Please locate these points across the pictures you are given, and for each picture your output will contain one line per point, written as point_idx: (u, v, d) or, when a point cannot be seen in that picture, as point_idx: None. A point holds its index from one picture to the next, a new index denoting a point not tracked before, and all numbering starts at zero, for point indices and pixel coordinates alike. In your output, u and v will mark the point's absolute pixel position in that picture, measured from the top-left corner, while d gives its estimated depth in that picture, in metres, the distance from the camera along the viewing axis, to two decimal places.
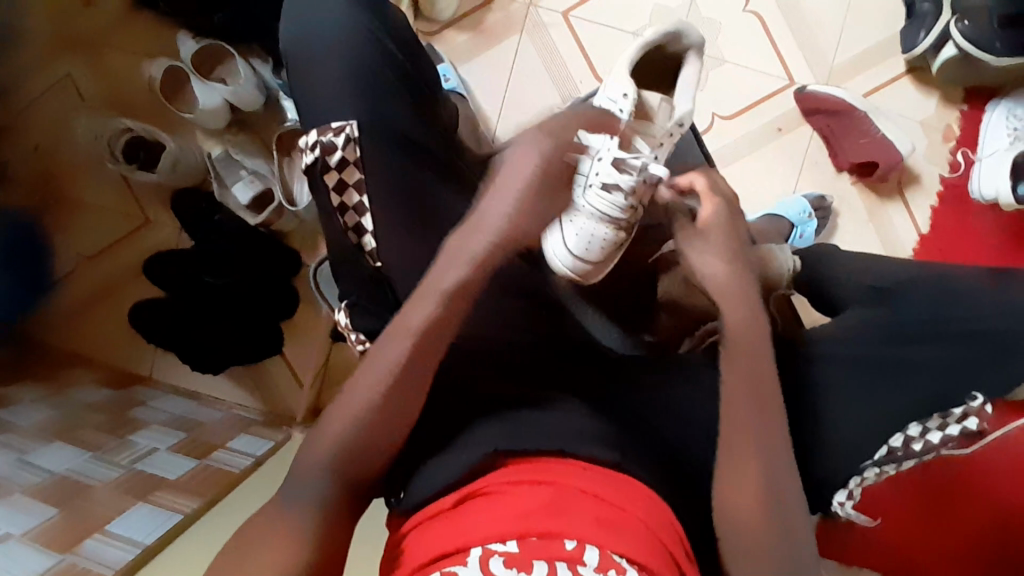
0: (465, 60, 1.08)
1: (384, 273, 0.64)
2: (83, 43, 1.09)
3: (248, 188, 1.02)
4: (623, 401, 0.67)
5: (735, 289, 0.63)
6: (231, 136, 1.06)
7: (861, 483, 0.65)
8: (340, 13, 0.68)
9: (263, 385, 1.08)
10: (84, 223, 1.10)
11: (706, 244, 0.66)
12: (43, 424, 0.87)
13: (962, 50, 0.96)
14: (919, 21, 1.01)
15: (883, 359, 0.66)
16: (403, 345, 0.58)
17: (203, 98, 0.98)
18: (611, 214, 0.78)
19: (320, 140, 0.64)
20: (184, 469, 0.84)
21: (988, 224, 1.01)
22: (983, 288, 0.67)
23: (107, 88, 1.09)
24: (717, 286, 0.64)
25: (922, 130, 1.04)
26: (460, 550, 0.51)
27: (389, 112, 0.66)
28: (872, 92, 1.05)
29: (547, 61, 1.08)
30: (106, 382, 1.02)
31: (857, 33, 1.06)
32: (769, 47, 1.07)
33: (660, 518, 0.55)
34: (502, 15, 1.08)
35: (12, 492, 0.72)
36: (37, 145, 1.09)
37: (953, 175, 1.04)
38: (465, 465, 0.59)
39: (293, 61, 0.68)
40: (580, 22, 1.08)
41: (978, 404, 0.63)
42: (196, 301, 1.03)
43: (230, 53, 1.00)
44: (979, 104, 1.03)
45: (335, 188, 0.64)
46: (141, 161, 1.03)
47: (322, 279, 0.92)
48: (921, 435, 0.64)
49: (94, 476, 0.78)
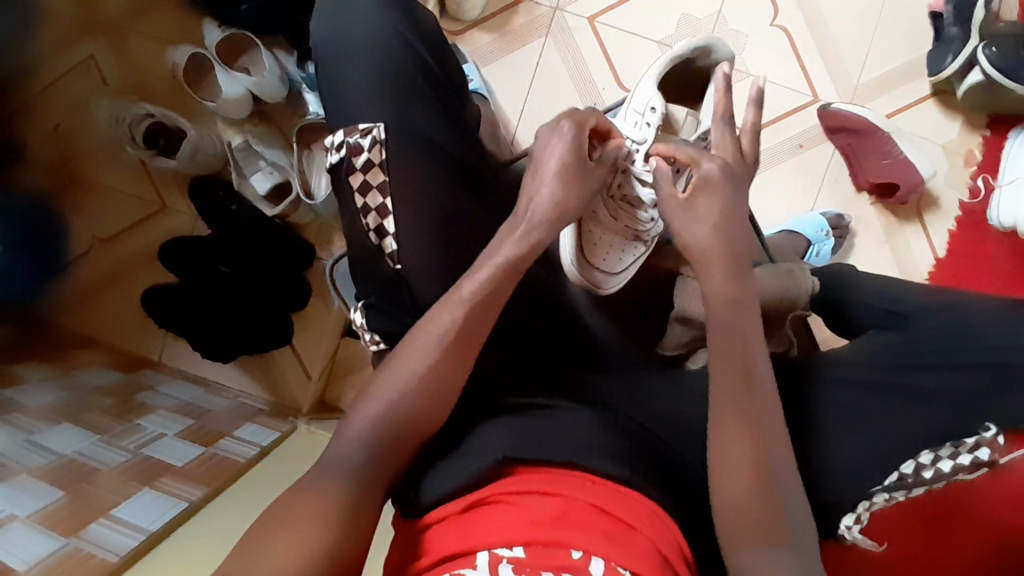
0: (488, 62, 1.08)
1: (402, 275, 0.64)
2: (107, 26, 1.09)
3: (266, 178, 1.02)
4: (634, 414, 0.67)
5: (723, 256, 0.61)
6: (250, 126, 1.05)
7: (870, 507, 0.65)
8: (371, 12, 0.67)
9: (270, 376, 1.08)
10: (101, 205, 1.10)
11: (699, 209, 0.63)
12: (52, 405, 0.87)
13: (988, 75, 0.95)
14: (947, 45, 1.00)
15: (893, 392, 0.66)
16: (425, 357, 0.59)
17: (226, 88, 0.97)
18: (629, 224, 0.79)
19: (347, 140, 0.64)
20: (190, 457, 0.84)
21: (1004, 251, 1.01)
22: (1000, 315, 0.66)
23: (130, 72, 1.09)
24: (701, 249, 0.62)
25: (944, 153, 1.04)
26: (467, 553, 0.51)
27: (416, 114, 0.66)
28: (894, 114, 1.05)
29: (570, 66, 1.07)
30: (115, 366, 1.02)
31: (884, 53, 1.05)
32: (794, 62, 1.06)
33: (666, 535, 0.55)
34: (527, 18, 1.08)
35: (18, 472, 0.73)
36: (57, 126, 1.09)
37: (972, 200, 1.03)
38: (473, 471, 0.59)
39: (322, 58, 0.68)
40: (605, 29, 1.07)
41: (991, 434, 0.63)
42: (210, 289, 1.03)
43: (254, 43, 1.00)
44: (1002, 131, 1.02)
45: (359, 188, 0.64)
46: (160, 147, 1.04)
47: (338, 278, 0.91)
48: (932, 463, 0.64)
49: (99, 460, 0.78)
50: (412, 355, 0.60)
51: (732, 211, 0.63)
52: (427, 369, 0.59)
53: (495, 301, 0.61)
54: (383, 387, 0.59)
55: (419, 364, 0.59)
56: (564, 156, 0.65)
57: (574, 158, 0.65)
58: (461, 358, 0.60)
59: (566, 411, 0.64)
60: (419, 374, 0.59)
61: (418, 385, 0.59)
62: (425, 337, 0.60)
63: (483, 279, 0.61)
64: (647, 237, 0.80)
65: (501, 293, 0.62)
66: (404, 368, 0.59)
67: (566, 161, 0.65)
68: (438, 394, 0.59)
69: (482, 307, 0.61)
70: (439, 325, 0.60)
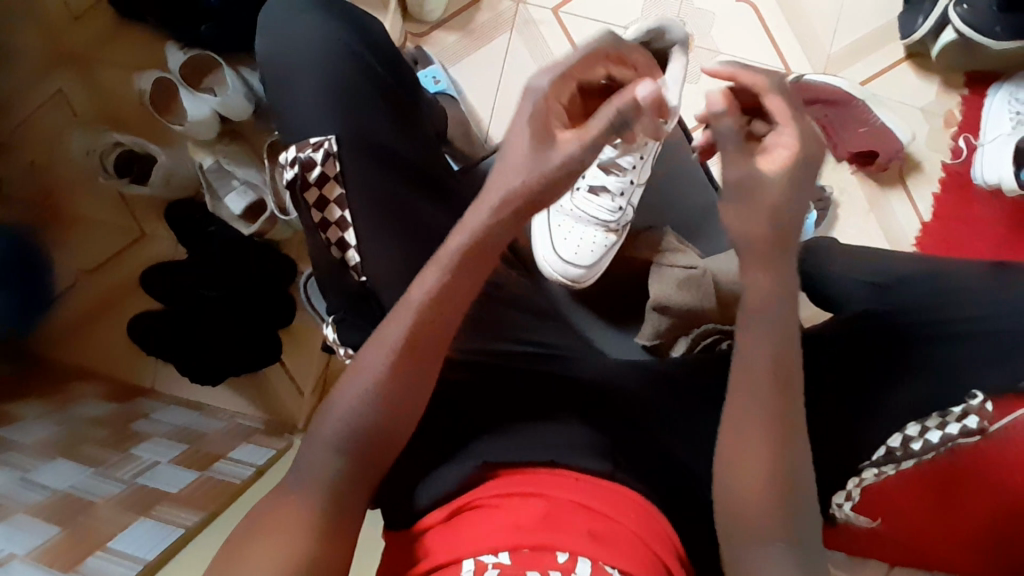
0: (455, 61, 1.07)
1: (369, 287, 0.63)
2: (72, 58, 1.09)
3: (241, 198, 1.01)
4: (616, 408, 0.66)
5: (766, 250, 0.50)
6: (221, 146, 1.04)
7: (860, 483, 0.65)
8: (314, 25, 0.67)
9: (263, 395, 1.07)
10: (80, 237, 1.10)
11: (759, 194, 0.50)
12: (46, 440, 0.87)
13: (961, 34, 0.93)
14: (917, 6, 0.99)
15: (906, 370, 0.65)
16: (373, 374, 0.54)
17: (191, 110, 0.97)
18: (600, 215, 0.80)
19: (300, 156, 0.63)
20: (186, 482, 0.84)
21: (991, 212, 1.00)
22: (984, 283, 0.65)
23: (98, 100, 1.09)
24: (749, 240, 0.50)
25: (923, 116, 1.02)
26: (453, 562, 0.51)
27: (368, 122, 0.65)
28: (869, 81, 1.03)
29: (538, 59, 1.06)
30: (109, 396, 1.02)
31: (854, 20, 1.04)
32: (764, 37, 1.04)
33: (654, 527, 0.54)
34: (491, 14, 1.07)
35: (15, 510, 0.73)
36: (32, 162, 1.10)
37: (955, 161, 1.02)
38: (456, 479, 0.59)
39: (271, 75, 0.67)
40: (570, 19, 1.06)
41: (978, 402, 0.62)
42: (194, 312, 1.03)
43: (218, 63, 1.00)
44: (980, 89, 1.01)
45: (317, 204, 0.64)
46: (133, 175, 1.03)
47: (311, 292, 0.95)
48: (919, 435, 0.64)
49: (94, 493, 0.78)
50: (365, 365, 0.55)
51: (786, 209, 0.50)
52: (387, 387, 0.54)
53: (451, 301, 0.55)
54: (346, 390, 0.55)
55: (379, 371, 0.54)
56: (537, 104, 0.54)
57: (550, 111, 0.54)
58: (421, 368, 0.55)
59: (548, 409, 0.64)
60: (371, 395, 0.54)
61: (377, 399, 0.54)
62: (384, 336, 0.55)
63: (441, 275, 0.54)
64: (619, 226, 0.80)
65: (459, 292, 0.55)
66: (365, 364, 0.55)
67: (544, 117, 0.53)
68: (402, 403, 0.55)
69: (448, 304, 0.55)
70: (398, 326, 0.54)
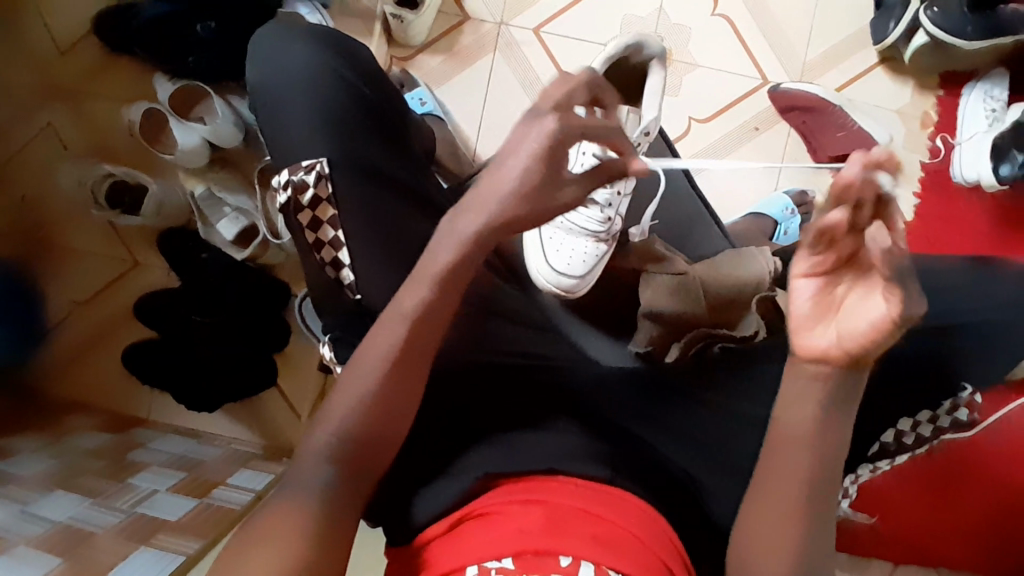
0: (440, 83, 1.09)
1: (364, 305, 0.65)
2: (62, 93, 1.11)
3: (233, 223, 1.03)
4: (609, 413, 0.67)
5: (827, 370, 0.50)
6: (214, 174, 1.07)
7: (857, 480, 0.67)
8: (300, 53, 0.69)
9: (260, 420, 1.07)
10: (72, 270, 1.10)
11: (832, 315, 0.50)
12: (43, 474, 0.87)
13: (932, 36, 0.96)
14: (888, 12, 1.01)
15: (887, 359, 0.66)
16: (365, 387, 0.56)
17: (182, 138, 0.99)
18: (588, 227, 0.84)
19: (292, 179, 0.65)
20: (185, 510, 0.83)
21: (972, 208, 1.02)
22: (963, 274, 0.68)
23: (89, 134, 1.10)
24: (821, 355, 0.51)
25: (900, 118, 1.05)
26: (457, 570, 0.52)
27: (358, 144, 0.67)
28: (844, 87, 1.06)
29: (521, 78, 1.08)
30: (104, 427, 1.02)
31: (826, 28, 1.07)
32: (740, 48, 1.07)
33: (652, 527, 0.55)
34: (474, 36, 1.09)
35: (16, 544, 0.72)
36: (22, 197, 1.10)
37: (933, 160, 1.04)
38: (456, 491, 0.59)
39: (261, 102, 0.69)
40: (551, 38, 1.08)
41: (965, 395, 0.66)
42: (189, 339, 1.03)
43: (206, 91, 1.01)
44: (954, 89, 1.04)
45: (310, 225, 0.65)
46: (125, 205, 1.04)
47: (306, 313, 0.95)
48: (910, 430, 0.66)
49: (95, 524, 0.78)
50: (357, 374, 0.57)
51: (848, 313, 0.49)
52: (379, 395, 0.57)
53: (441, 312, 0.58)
54: (349, 390, 0.57)
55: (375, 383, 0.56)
56: (524, 160, 0.54)
57: (544, 165, 0.54)
58: (418, 375, 0.58)
59: (544, 419, 0.65)
60: (368, 405, 0.56)
61: (377, 410, 0.57)
62: (382, 340, 0.57)
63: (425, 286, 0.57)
64: (608, 236, 0.84)
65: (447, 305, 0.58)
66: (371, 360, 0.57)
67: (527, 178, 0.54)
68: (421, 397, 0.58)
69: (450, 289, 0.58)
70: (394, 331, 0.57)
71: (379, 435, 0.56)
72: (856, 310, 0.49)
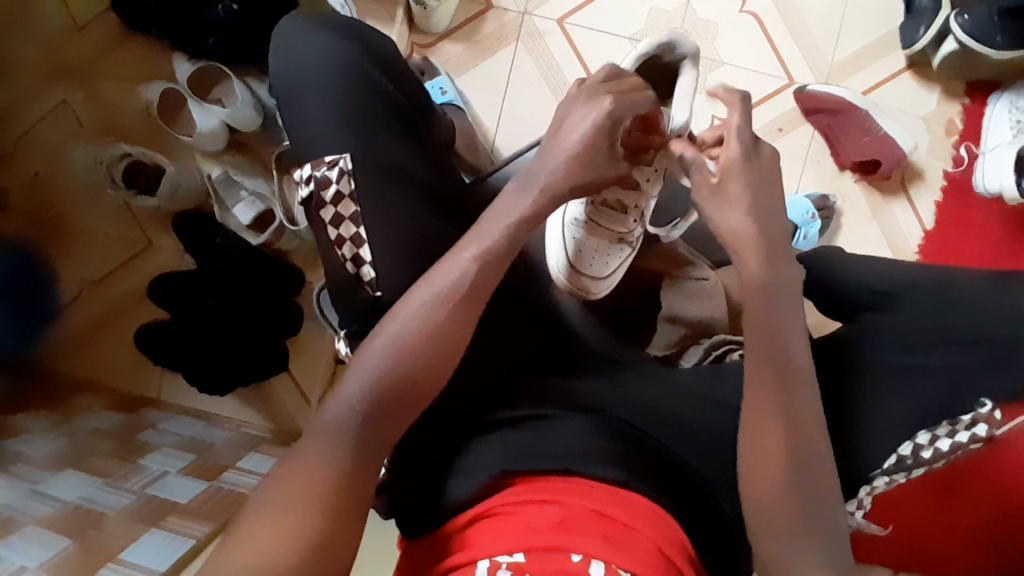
0: (461, 72, 1.07)
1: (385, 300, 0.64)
2: (78, 70, 1.10)
3: (249, 208, 1.02)
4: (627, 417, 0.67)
5: (756, 247, 0.59)
6: (230, 157, 1.06)
7: (872, 491, 0.66)
8: (326, 45, 0.68)
9: (269, 404, 1.07)
10: (86, 247, 1.10)
11: (732, 193, 0.61)
12: (54, 454, 0.87)
13: (962, 44, 0.94)
14: (919, 17, 1.00)
15: (906, 373, 0.66)
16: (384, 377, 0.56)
17: (201, 122, 0.97)
18: (613, 228, 0.79)
19: (315, 174, 0.64)
20: (195, 493, 0.83)
21: (992, 219, 1.01)
22: (988, 291, 0.67)
23: (104, 113, 1.09)
24: (734, 238, 0.60)
25: (924, 124, 1.04)
26: (469, 564, 0.52)
27: (382, 138, 0.66)
28: (871, 90, 1.04)
29: (543, 69, 1.07)
30: (114, 407, 1.02)
31: (854, 30, 1.05)
32: (766, 46, 1.05)
33: (667, 534, 0.55)
34: (496, 25, 1.07)
35: (27, 524, 0.72)
36: (36, 173, 1.09)
37: (956, 169, 1.03)
38: (472, 487, 0.59)
39: (285, 92, 0.68)
40: (574, 30, 1.07)
41: (988, 411, 0.64)
42: (202, 322, 1.03)
43: (226, 74, 1.00)
44: (980, 97, 1.03)
45: (332, 221, 0.65)
46: (141, 187, 1.04)
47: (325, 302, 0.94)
48: (931, 444, 0.64)
49: (106, 505, 0.78)
50: (377, 366, 0.56)
51: (761, 193, 0.61)
52: (396, 389, 0.56)
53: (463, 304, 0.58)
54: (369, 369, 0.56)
55: (391, 378, 0.56)
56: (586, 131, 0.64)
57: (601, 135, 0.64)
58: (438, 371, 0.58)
59: (562, 419, 0.64)
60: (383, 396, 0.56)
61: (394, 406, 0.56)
62: (402, 326, 0.57)
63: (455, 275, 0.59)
64: (631, 239, 0.82)
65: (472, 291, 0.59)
66: (393, 352, 0.56)
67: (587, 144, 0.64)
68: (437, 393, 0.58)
69: (488, 269, 0.60)
70: (416, 319, 0.57)
71: (392, 429, 0.56)
72: (728, 196, 0.61)
